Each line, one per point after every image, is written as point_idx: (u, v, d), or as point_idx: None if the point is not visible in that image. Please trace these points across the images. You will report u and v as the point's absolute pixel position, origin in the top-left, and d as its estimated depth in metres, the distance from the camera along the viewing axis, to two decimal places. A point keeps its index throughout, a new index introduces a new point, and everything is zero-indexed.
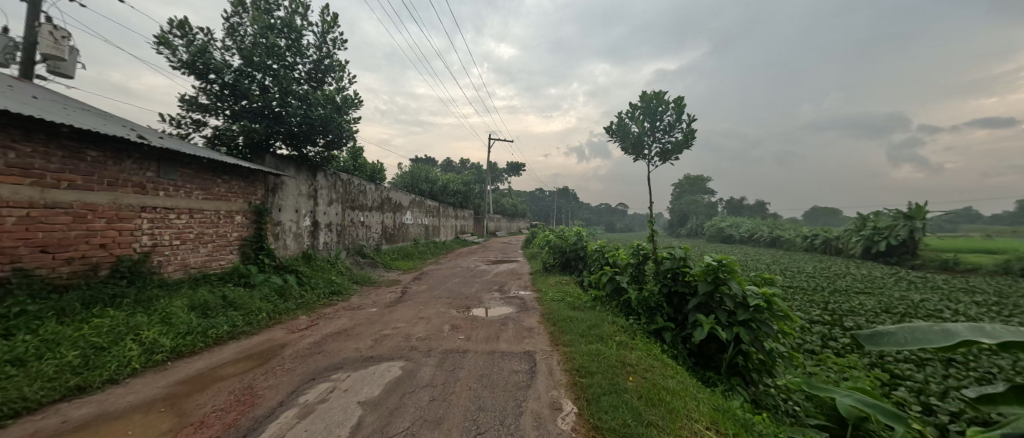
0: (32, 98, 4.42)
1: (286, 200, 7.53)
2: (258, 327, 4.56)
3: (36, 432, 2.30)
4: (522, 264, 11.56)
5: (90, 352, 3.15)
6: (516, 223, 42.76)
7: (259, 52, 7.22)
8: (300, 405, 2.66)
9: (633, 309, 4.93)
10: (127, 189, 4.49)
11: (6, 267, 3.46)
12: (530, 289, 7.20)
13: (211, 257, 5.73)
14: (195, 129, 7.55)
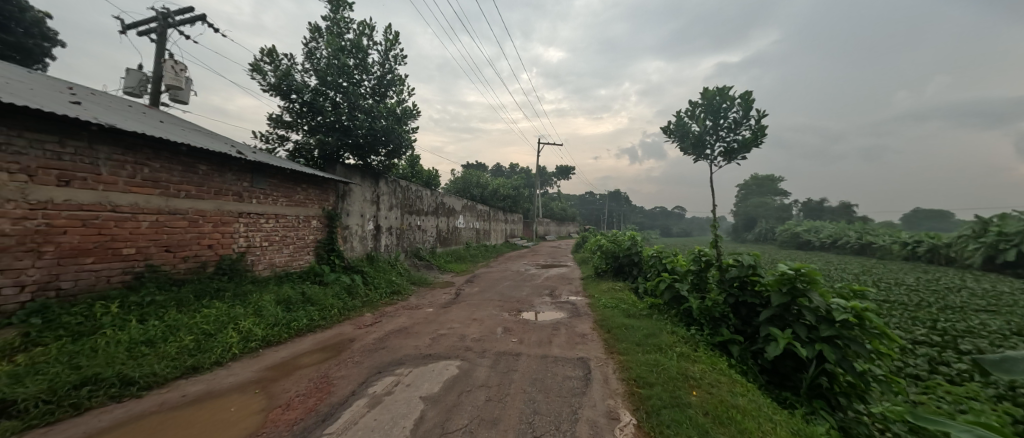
0: (158, 122, 5.34)
1: (352, 206, 8.19)
2: (330, 321, 5.05)
3: (163, 402, 2.78)
4: (573, 268, 11.45)
5: (201, 337, 3.71)
6: (568, 227, 42.24)
7: (332, 72, 8.01)
8: (369, 395, 2.91)
9: (694, 319, 4.66)
10: (228, 197, 5.23)
11: (143, 264, 4.22)
12: (581, 295, 7.11)
13: (292, 257, 6.45)
14: (279, 143, 8.57)
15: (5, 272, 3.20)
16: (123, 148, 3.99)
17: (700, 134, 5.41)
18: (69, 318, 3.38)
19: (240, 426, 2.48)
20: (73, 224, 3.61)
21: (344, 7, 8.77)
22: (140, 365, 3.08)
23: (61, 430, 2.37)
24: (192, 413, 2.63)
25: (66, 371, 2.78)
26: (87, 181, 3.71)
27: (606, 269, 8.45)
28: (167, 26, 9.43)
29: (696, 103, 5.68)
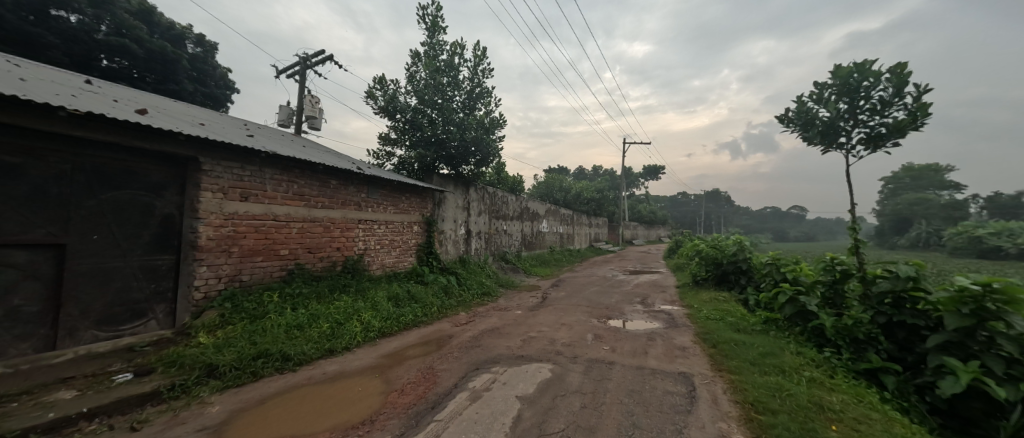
0: (298, 146, 6.51)
1: (447, 212, 8.87)
2: (431, 318, 5.56)
3: (310, 377, 3.40)
4: (665, 275, 10.69)
5: (335, 325, 4.43)
6: (661, 231, 39.37)
7: (429, 91, 8.85)
8: (470, 389, 3.15)
9: (827, 340, 3.97)
10: (351, 207, 6.14)
11: (293, 263, 5.21)
12: (676, 304, 6.60)
13: (398, 259, 7.30)
14: (387, 159, 9.74)
15: (210, 267, 4.26)
16: (280, 169, 4.98)
17: (832, 119, 4.61)
18: (247, 304, 4.34)
19: (366, 404, 2.91)
20: (249, 230, 4.64)
21: (439, 31, 9.65)
22: (293, 344, 3.80)
23: (245, 391, 3.07)
24: (332, 388, 3.18)
25: (246, 345, 3.58)
26: (259, 196, 4.73)
27: (705, 277, 7.68)
28: (306, 67, 11.52)
29: (824, 84, 4.87)
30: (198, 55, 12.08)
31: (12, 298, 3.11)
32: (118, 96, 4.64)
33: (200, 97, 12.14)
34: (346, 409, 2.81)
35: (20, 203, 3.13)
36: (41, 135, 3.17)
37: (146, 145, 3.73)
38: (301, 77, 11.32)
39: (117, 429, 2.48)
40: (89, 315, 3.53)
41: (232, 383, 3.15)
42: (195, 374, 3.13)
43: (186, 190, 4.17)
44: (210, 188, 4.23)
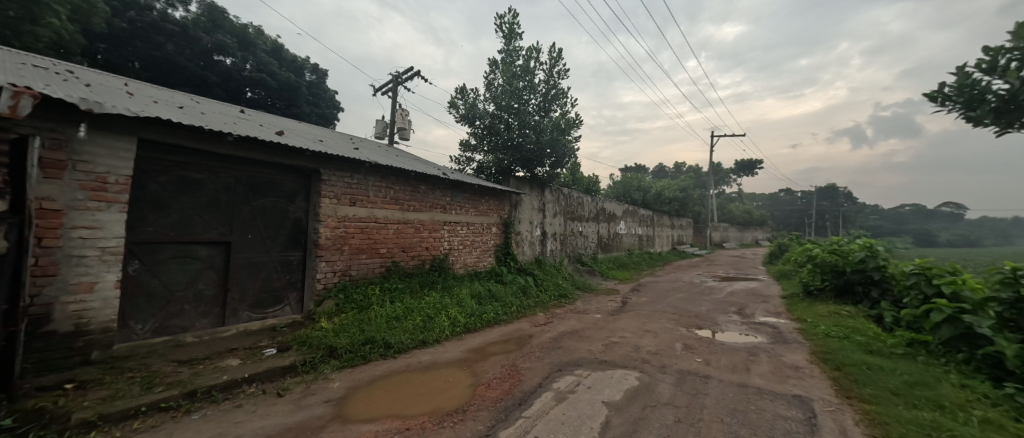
0: (392, 155, 7.20)
1: (522, 214, 8.99)
2: (512, 317, 5.70)
3: (408, 364, 3.74)
4: (766, 283, 9.43)
5: (426, 318, 4.80)
6: (760, 233, 34.82)
7: (506, 97, 9.11)
8: (554, 390, 3.16)
9: (1008, 373, 3.13)
10: (437, 210, 6.59)
11: (390, 260, 5.77)
12: (782, 317, 5.80)
13: (479, 259, 7.64)
14: (466, 164, 10.28)
15: (327, 263, 4.94)
16: (380, 177, 5.56)
17: (1014, 92, 3.64)
18: (355, 296, 4.94)
19: (456, 393, 3.10)
20: (356, 231, 5.27)
21: (516, 37, 9.88)
22: (393, 334, 4.22)
23: (356, 372, 3.50)
24: (426, 377, 3.46)
25: (356, 332, 4.07)
26: (364, 201, 5.34)
27: (822, 287, 6.59)
28: (398, 84, 12.72)
29: (1000, 49, 3.88)
30: (313, 82, 14.24)
31: (198, 283, 3.99)
32: (260, 121, 5.64)
33: (315, 117, 14.21)
34: (439, 397, 3.03)
35: (203, 209, 4.00)
36: (215, 155, 4.01)
37: (283, 161, 4.47)
38: (394, 93, 12.57)
39: (268, 393, 3.02)
40: (245, 299, 4.38)
41: (346, 365, 3.61)
42: (319, 354, 3.66)
43: (310, 197, 4.90)
44: (328, 195, 4.91)
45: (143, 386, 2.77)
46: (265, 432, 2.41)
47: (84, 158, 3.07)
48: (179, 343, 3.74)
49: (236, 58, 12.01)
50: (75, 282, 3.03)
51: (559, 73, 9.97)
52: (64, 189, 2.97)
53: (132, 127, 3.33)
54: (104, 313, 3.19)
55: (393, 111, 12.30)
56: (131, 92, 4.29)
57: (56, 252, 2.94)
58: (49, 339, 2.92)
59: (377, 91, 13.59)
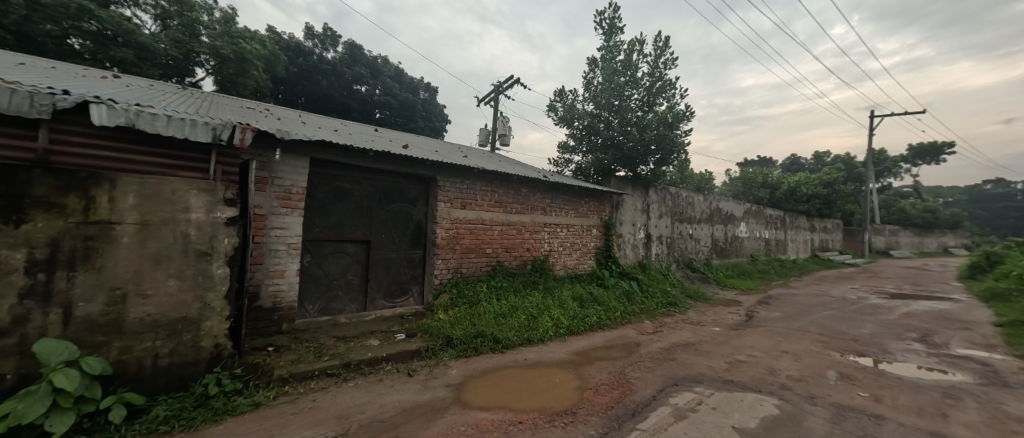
0: (496, 161, 7.61)
1: (625, 215, 8.58)
2: (616, 323, 5.48)
3: (515, 360, 3.90)
4: (963, 305, 7.24)
5: (530, 317, 4.93)
6: (948, 238, 26.89)
7: (607, 95, 8.85)
8: (672, 405, 2.96)
9: None
10: (538, 212, 6.70)
11: (495, 260, 6.10)
12: (992, 352, 4.40)
13: (579, 261, 7.55)
14: (565, 166, 10.28)
15: (442, 261, 5.47)
16: (487, 182, 5.92)
17: None
18: (466, 292, 5.37)
19: (565, 394, 3.12)
20: (466, 232, 5.72)
21: (617, 32, 9.53)
22: (500, 329, 4.45)
23: (470, 362, 3.80)
24: (534, 374, 3.55)
25: (468, 325, 4.41)
26: (471, 204, 5.76)
27: None
28: (500, 92, 13.40)
29: None
30: (428, 99, 16.07)
31: (348, 274, 4.83)
32: (389, 137, 6.54)
33: (430, 131, 15.98)
34: (547, 395, 3.09)
35: (351, 213, 4.82)
36: (359, 168, 4.78)
37: (409, 171, 5.09)
38: (495, 102, 13.32)
39: (401, 372, 3.47)
40: (381, 290, 5.12)
41: (461, 354, 3.94)
42: (439, 342, 4.06)
43: (428, 202, 5.48)
44: (443, 199, 5.44)
45: (315, 355, 3.46)
46: (401, 405, 2.78)
47: (277, 175, 3.99)
48: (335, 322, 4.58)
49: (370, 85, 14.26)
50: (273, 270, 3.96)
51: (666, 63, 9.27)
52: (266, 199, 3.91)
53: (306, 149, 4.18)
54: (290, 294, 4.08)
55: (495, 118, 13.01)
56: (302, 121, 5.42)
57: (262, 246, 3.90)
58: (258, 312, 3.88)
59: (480, 102, 14.50)
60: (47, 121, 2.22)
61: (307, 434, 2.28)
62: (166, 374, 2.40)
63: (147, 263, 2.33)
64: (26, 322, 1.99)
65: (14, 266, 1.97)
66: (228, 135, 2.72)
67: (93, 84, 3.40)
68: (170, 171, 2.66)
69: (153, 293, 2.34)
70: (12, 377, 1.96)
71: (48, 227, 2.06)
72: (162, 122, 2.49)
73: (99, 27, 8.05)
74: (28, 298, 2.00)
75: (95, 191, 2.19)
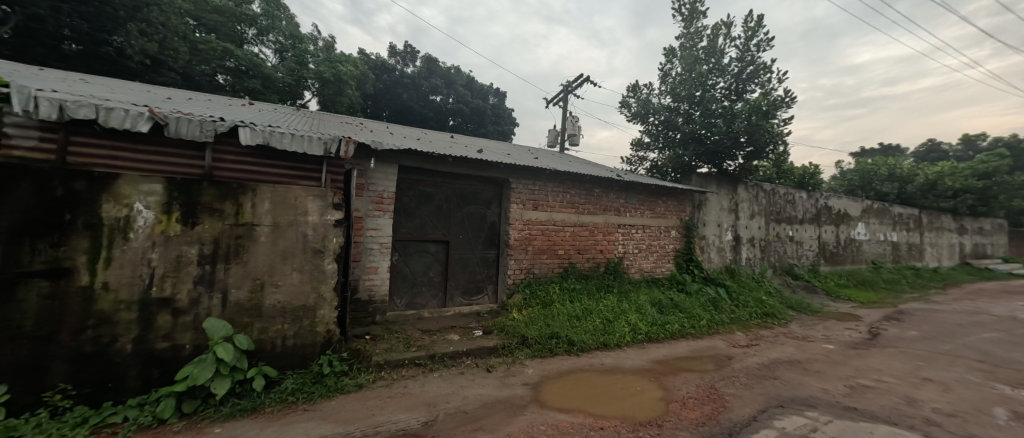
0: (567, 161, 7.55)
1: (710, 215, 7.91)
2: (701, 332, 5.04)
3: (592, 364, 3.81)
4: None
5: (605, 321, 4.79)
6: None
7: (687, 86, 8.24)
8: (777, 429, 2.65)
9: None
10: (611, 212, 6.47)
11: (568, 261, 6.04)
12: None
13: (657, 264, 7.12)
14: (639, 164, 9.79)
15: (515, 261, 5.58)
16: (558, 182, 5.89)
17: None
18: (539, 293, 5.40)
19: (648, 404, 2.98)
20: (538, 233, 5.75)
21: (698, 18, 8.84)
22: (574, 331, 4.39)
23: (546, 362, 3.82)
24: (613, 379, 3.45)
25: (542, 326, 4.42)
26: (543, 205, 5.77)
27: None
28: (569, 92, 13.25)
29: None
30: (496, 103, 17.42)
31: (430, 272, 5.19)
32: (464, 142, 6.87)
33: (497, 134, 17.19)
34: (628, 403, 2.98)
35: (433, 215, 5.17)
36: (440, 173, 5.10)
37: (484, 174, 5.29)
38: (564, 102, 13.24)
39: (480, 367, 3.63)
40: (460, 288, 5.41)
41: (536, 354, 3.97)
42: (514, 341, 4.14)
43: (502, 204, 5.63)
44: (516, 201, 5.55)
45: (405, 345, 3.77)
46: (483, 399, 2.90)
47: (371, 181, 4.44)
48: (420, 316, 4.95)
49: (444, 95, 15.95)
50: (368, 266, 4.42)
51: (758, 46, 8.34)
52: (364, 203, 4.38)
53: (395, 157, 4.58)
54: (382, 288, 4.51)
55: (564, 118, 12.93)
56: (389, 132, 5.96)
57: (360, 245, 4.37)
58: (356, 303, 4.35)
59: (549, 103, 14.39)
60: (210, 143, 2.76)
61: (402, 417, 2.50)
62: (292, 353, 2.82)
63: (278, 258, 2.76)
64: (198, 303, 2.50)
65: (191, 259, 2.48)
66: (335, 148, 3.10)
67: (236, 111, 4.14)
68: (293, 181, 3.12)
69: (282, 283, 2.77)
70: (189, 348, 2.47)
71: (212, 228, 2.56)
72: (287, 139, 2.93)
73: (236, 64, 10.26)
74: (200, 285, 2.50)
75: (241, 198, 2.65)
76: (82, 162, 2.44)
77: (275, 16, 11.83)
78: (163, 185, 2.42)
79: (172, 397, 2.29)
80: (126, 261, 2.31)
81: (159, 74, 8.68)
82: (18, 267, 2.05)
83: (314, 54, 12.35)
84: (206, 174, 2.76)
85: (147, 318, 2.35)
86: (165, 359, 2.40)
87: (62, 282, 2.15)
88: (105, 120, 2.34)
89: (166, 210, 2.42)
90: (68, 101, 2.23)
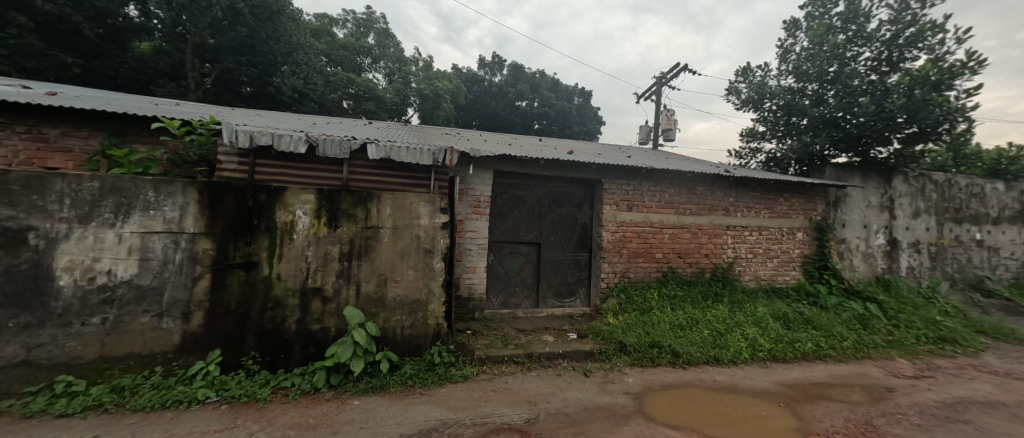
0: (663, 158, 7.05)
1: (851, 214, 6.59)
2: (845, 354, 4.20)
3: (702, 380, 3.47)
4: None
5: (715, 333, 4.32)
6: None
7: (817, 62, 7.00)
8: None
9: None
10: (718, 212, 5.83)
11: (667, 266, 5.62)
12: None
13: (777, 272, 6.16)
14: (752, 157, 8.63)
15: (609, 264, 5.37)
16: (655, 181, 5.53)
17: None
18: (636, 299, 5.11)
19: (778, 433, 2.59)
20: (633, 236, 5.47)
21: None
22: (679, 342, 4.04)
23: (647, 372, 3.60)
24: (731, 399, 3.09)
25: (641, 333, 4.18)
26: (639, 206, 5.47)
27: None
28: (663, 84, 12.34)
29: None
30: (581, 103, 17.43)
31: (523, 273, 5.32)
32: (553, 144, 6.88)
33: (584, 134, 17.14)
34: (751, 429, 2.64)
35: (525, 217, 5.30)
36: (532, 177, 5.20)
37: (576, 176, 5.23)
38: (658, 95, 12.40)
39: (577, 370, 3.59)
40: (553, 291, 5.44)
41: (636, 362, 3.77)
42: (612, 346, 3.99)
43: (594, 205, 5.50)
44: (609, 202, 5.35)
45: (503, 342, 3.92)
46: (583, 404, 2.87)
47: (469, 186, 4.74)
48: (514, 315, 5.08)
49: (529, 99, 16.54)
50: (467, 266, 4.71)
51: (921, 2, 6.70)
52: (463, 207, 4.69)
53: (490, 162, 4.82)
54: (480, 287, 4.77)
55: (658, 113, 12.12)
56: (483, 139, 6.30)
57: (460, 245, 4.69)
58: (457, 300, 4.68)
59: (640, 97, 13.58)
60: (346, 159, 3.26)
61: (506, 411, 2.61)
62: (410, 341, 3.16)
63: (397, 257, 3.13)
64: (340, 293, 2.97)
65: (334, 256, 2.96)
66: (442, 157, 3.40)
67: (361, 130, 4.81)
68: (408, 188, 3.51)
69: (401, 279, 3.13)
70: (334, 330, 2.95)
71: (348, 230, 3.01)
72: (404, 152, 3.31)
73: (357, 91, 12.05)
74: (341, 278, 2.97)
75: (370, 205, 3.07)
76: (262, 178, 3.10)
77: (385, 44, 13.58)
78: (315, 195, 2.94)
79: (322, 371, 2.76)
80: (291, 257, 2.86)
81: (303, 104, 10.80)
82: (226, 260, 2.71)
83: (416, 73, 13.83)
84: (343, 185, 3.26)
85: (305, 304, 2.88)
86: (317, 338, 2.91)
87: (252, 272, 2.77)
88: (279, 146, 2.94)
89: (317, 216, 2.94)
90: (255, 132, 2.88)
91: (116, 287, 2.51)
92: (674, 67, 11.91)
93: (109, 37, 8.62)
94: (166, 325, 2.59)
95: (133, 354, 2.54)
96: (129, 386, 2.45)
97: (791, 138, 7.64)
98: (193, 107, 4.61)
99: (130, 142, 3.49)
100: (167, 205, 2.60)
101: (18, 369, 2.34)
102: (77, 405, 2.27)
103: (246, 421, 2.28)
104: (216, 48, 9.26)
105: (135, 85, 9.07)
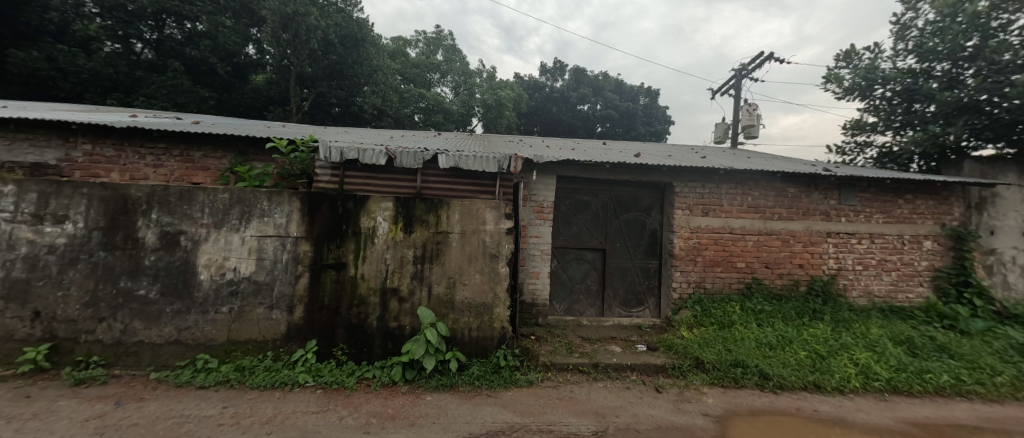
0: (745, 158, 6.45)
1: (999, 219, 5.43)
2: (999, 391, 3.40)
3: (800, 408, 3.09)
4: None
5: (814, 356, 3.82)
6: None
7: (948, 36, 5.90)
8: None
9: None
10: (816, 217, 5.18)
11: (751, 276, 5.12)
12: None
13: (896, 288, 5.28)
14: (859, 152, 7.53)
15: (682, 273, 5.05)
16: (736, 183, 5.09)
17: None
18: (714, 312, 4.72)
19: None
20: (710, 243, 5.08)
21: None
22: (769, 363, 3.64)
23: (730, 394, 3.30)
24: (836, 433, 2.71)
25: (722, 350, 3.86)
26: (717, 211, 5.08)
27: None
28: (743, 76, 11.35)
29: None
30: (647, 104, 16.73)
31: (588, 280, 5.22)
32: (620, 148, 6.69)
33: (650, 135, 16.38)
34: None
35: (591, 223, 5.21)
36: (598, 181, 5.11)
37: (644, 179, 5.03)
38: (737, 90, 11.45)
39: (649, 385, 3.43)
40: (621, 300, 5.26)
41: (716, 382, 3.48)
42: (687, 362, 3.73)
43: (665, 210, 5.23)
44: (682, 206, 5.03)
45: (568, 350, 3.88)
46: (656, 421, 2.74)
47: (534, 192, 4.79)
48: (579, 323, 4.99)
49: (592, 103, 16.30)
50: (532, 271, 4.76)
51: None
52: (528, 213, 4.76)
53: (555, 168, 4.83)
54: (544, 293, 4.78)
55: (736, 108, 11.17)
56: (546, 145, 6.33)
57: (525, 251, 4.75)
58: (522, 304, 4.74)
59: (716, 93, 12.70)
60: (420, 168, 3.51)
61: (573, 421, 2.59)
62: (476, 343, 3.28)
63: (465, 261, 3.28)
64: (414, 294, 3.19)
65: (409, 259, 3.20)
66: (507, 164, 3.51)
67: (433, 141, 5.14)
68: (477, 194, 3.67)
69: (468, 282, 3.27)
70: (409, 328, 3.17)
71: (421, 235, 3.23)
72: (471, 160, 3.47)
73: (427, 105, 12.98)
74: (414, 280, 3.20)
75: (441, 212, 3.26)
76: (352, 188, 3.45)
77: (452, 60, 14.41)
78: (393, 203, 3.20)
79: (399, 366, 2.98)
80: (373, 259, 3.14)
81: (381, 120, 11.78)
82: (322, 261, 3.07)
83: (480, 85, 14.42)
84: (417, 193, 3.51)
85: (385, 303, 3.15)
86: (395, 335, 3.15)
87: (343, 271, 3.09)
88: (364, 159, 3.28)
89: (395, 222, 3.20)
90: (344, 147, 3.25)
91: (240, 282, 2.97)
92: (756, 56, 10.88)
93: (235, 73, 10.31)
94: (275, 316, 3.00)
95: (252, 339, 2.97)
96: (249, 367, 2.88)
97: (913, 129, 6.53)
98: (298, 128, 5.30)
99: (251, 160, 4.12)
100: (277, 213, 3.02)
101: (173, 346, 2.89)
102: (213, 379, 2.73)
103: (337, 405, 2.55)
104: (313, 75, 10.56)
105: (252, 111, 10.52)
